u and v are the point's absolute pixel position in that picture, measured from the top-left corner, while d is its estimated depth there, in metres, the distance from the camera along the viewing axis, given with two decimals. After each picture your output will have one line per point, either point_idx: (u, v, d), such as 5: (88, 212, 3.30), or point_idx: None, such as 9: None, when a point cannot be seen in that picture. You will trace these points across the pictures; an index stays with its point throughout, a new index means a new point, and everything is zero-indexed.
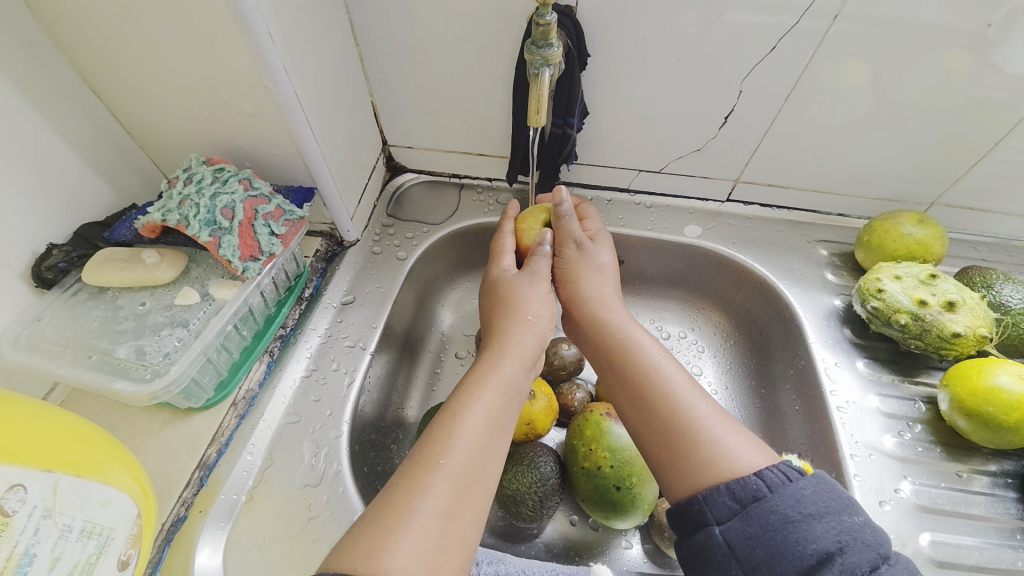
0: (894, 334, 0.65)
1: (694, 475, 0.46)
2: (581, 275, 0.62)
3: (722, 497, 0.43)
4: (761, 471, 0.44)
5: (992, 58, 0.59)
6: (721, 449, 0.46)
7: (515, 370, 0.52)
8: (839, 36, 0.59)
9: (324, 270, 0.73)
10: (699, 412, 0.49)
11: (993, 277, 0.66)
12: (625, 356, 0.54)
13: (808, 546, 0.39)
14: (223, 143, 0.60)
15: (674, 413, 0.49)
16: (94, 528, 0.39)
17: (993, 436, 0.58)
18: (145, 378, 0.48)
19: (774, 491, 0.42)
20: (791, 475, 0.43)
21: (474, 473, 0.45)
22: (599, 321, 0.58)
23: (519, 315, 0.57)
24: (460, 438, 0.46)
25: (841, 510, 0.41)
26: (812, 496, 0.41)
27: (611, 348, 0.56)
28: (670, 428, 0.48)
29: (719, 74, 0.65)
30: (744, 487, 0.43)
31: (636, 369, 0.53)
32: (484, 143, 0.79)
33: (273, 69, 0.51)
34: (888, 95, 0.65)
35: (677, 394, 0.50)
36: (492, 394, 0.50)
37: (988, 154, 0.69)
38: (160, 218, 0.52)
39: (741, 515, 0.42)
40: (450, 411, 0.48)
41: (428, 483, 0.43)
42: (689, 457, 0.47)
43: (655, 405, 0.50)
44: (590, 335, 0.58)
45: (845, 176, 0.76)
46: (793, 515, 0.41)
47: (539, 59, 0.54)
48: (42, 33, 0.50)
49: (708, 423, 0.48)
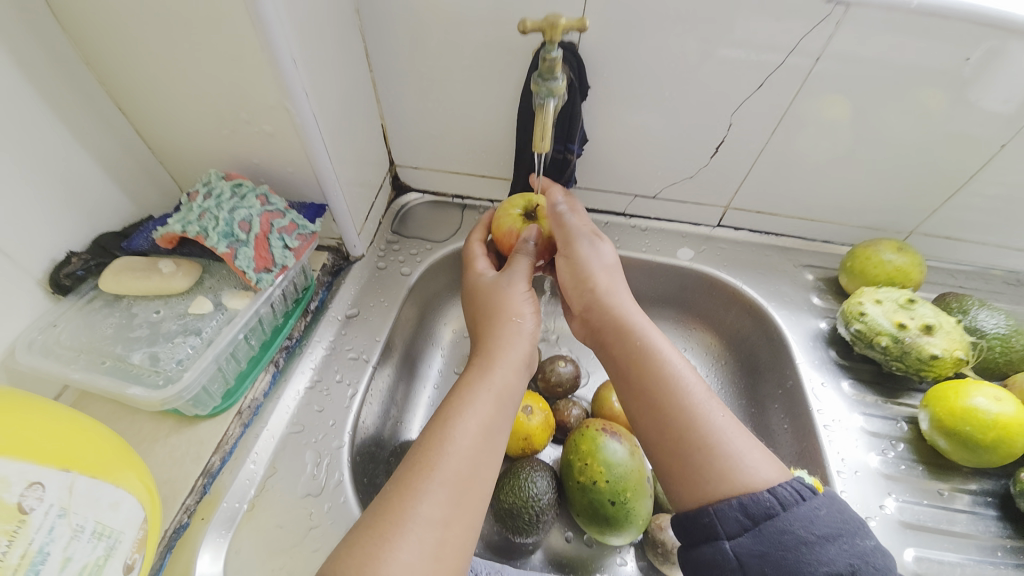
0: (876, 356, 0.68)
1: (704, 487, 0.48)
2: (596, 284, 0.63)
3: (733, 512, 0.45)
4: (777, 489, 0.45)
5: (970, 96, 0.64)
6: (733, 462, 0.48)
7: (507, 375, 0.55)
8: (822, 74, 0.64)
9: (330, 284, 0.75)
10: (717, 424, 0.51)
11: (968, 302, 0.70)
12: (642, 362, 0.56)
13: (821, 567, 0.41)
14: (240, 159, 0.63)
15: (691, 424, 0.51)
16: (104, 530, 0.40)
17: (972, 455, 0.60)
18: (158, 384, 0.49)
19: (788, 510, 0.44)
20: (804, 494, 0.45)
21: (469, 477, 0.46)
22: (618, 324, 0.60)
23: (507, 326, 0.59)
24: (453, 444, 0.47)
25: (853, 534, 0.43)
26: (826, 518, 0.43)
27: (627, 355, 0.58)
28: (686, 440, 0.51)
29: (711, 108, 0.70)
30: (757, 504, 0.45)
31: (653, 377, 0.55)
32: (487, 165, 0.83)
33: (294, 93, 0.55)
34: (871, 131, 0.70)
35: (695, 406, 0.52)
36: (485, 399, 0.52)
37: (961, 187, 0.74)
38: (179, 229, 0.54)
39: (753, 532, 0.44)
40: (445, 418, 0.50)
41: (421, 491, 0.44)
42: (704, 470, 0.49)
43: (671, 412, 0.52)
44: (609, 338, 0.60)
45: (829, 205, 0.81)
46: (806, 536, 0.43)
47: (545, 91, 0.57)
48: (75, 52, 0.53)
49: (726, 436, 0.50)
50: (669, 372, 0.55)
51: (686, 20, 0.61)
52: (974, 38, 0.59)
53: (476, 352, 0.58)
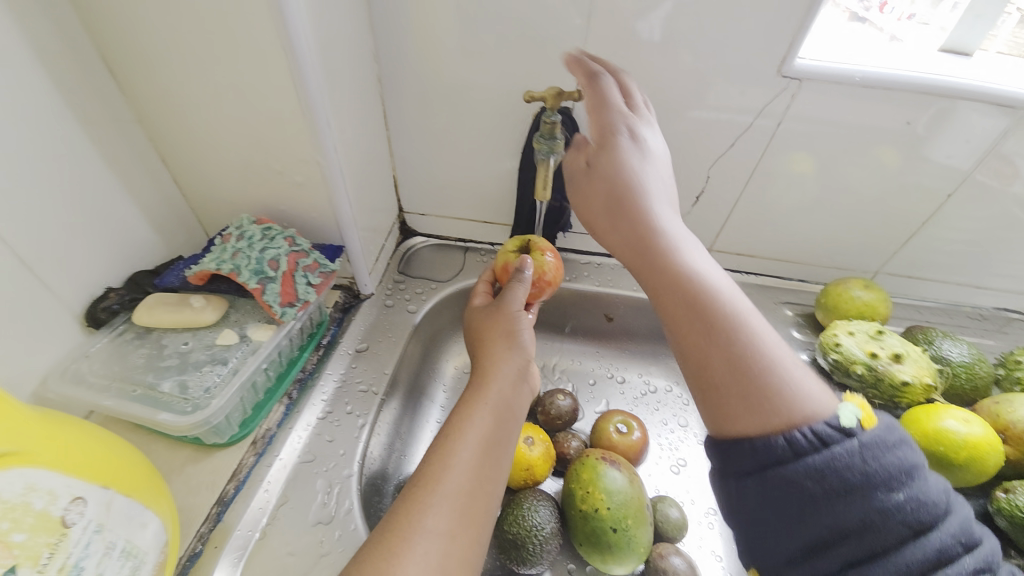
0: (854, 384, 0.74)
1: (745, 418, 0.44)
2: (641, 216, 0.55)
3: (743, 449, 0.43)
4: (807, 428, 0.42)
5: (923, 152, 0.74)
6: (780, 391, 0.43)
7: (503, 390, 0.58)
8: (785, 134, 0.74)
9: (341, 319, 0.79)
10: (765, 350, 0.46)
11: (933, 334, 0.76)
12: (683, 285, 0.50)
13: (827, 519, 0.39)
14: (267, 206, 0.69)
15: (734, 340, 0.46)
16: (133, 550, 0.42)
17: (949, 476, 0.64)
18: (186, 410, 0.52)
19: (800, 459, 0.41)
20: (826, 442, 0.41)
21: (473, 490, 0.49)
22: (661, 250, 0.53)
23: (501, 343, 0.63)
24: (456, 458, 0.50)
25: (878, 487, 0.39)
26: (853, 467, 0.40)
27: (663, 264, 0.52)
28: (729, 360, 0.46)
29: (690, 162, 0.79)
30: (771, 446, 0.42)
31: (694, 292, 0.49)
32: (489, 212, 0.91)
33: (325, 150, 0.61)
34: (833, 182, 0.79)
35: (739, 325, 0.47)
36: (485, 414, 0.55)
37: (917, 232, 0.83)
38: (213, 267, 0.59)
39: (759, 476, 0.42)
40: (446, 436, 0.53)
41: (428, 505, 0.47)
42: (744, 396, 0.44)
43: (707, 297, 0.49)
44: (652, 263, 0.53)
45: (802, 247, 0.89)
46: (817, 489, 0.40)
47: (546, 148, 0.65)
48: (130, 111, 0.61)
49: (779, 366, 0.45)
50: (714, 288, 0.50)
51: (664, 88, 0.71)
52: (921, 105, 0.69)
53: (474, 372, 0.61)
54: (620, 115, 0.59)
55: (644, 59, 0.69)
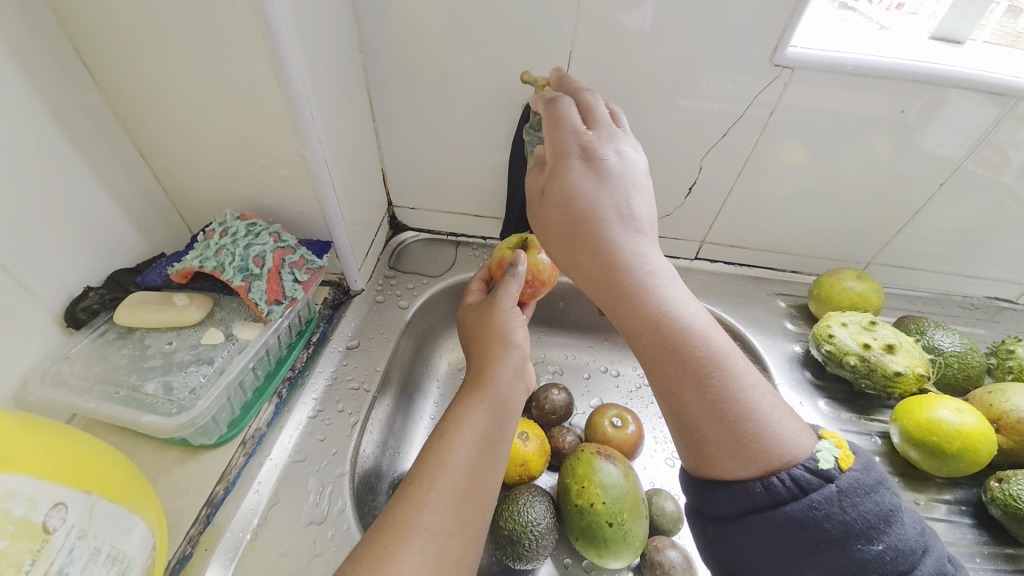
0: (847, 374, 0.74)
1: (727, 463, 0.45)
2: (607, 251, 0.51)
3: (726, 494, 0.45)
4: (786, 473, 0.44)
5: (913, 141, 0.73)
6: (759, 437, 0.45)
7: (500, 388, 0.57)
8: (776, 125, 0.73)
9: (331, 316, 0.78)
10: (743, 394, 0.47)
11: (925, 324, 0.77)
12: (659, 327, 0.49)
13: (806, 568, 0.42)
14: (251, 200, 0.68)
15: (714, 387, 0.47)
16: (118, 555, 0.41)
17: (941, 465, 0.64)
18: (171, 412, 0.51)
19: (781, 508, 0.43)
20: (807, 492, 0.43)
21: (468, 487, 0.49)
22: (628, 289, 0.50)
23: (496, 342, 0.62)
24: (451, 456, 0.50)
25: (857, 537, 0.41)
26: (835, 518, 0.42)
27: (636, 308, 0.50)
28: (709, 408, 0.46)
29: (683, 153, 0.78)
30: (752, 495, 0.44)
31: (670, 337, 0.48)
32: (480, 205, 0.89)
33: (310, 141, 0.60)
34: (826, 172, 0.78)
35: (719, 370, 0.47)
36: (480, 412, 0.54)
37: (908, 221, 0.83)
38: (196, 264, 0.57)
39: (740, 522, 0.45)
40: (442, 434, 0.52)
41: (423, 503, 0.46)
42: (725, 442, 0.45)
43: (687, 336, 0.48)
44: (620, 302, 0.51)
45: (794, 238, 0.88)
46: (798, 539, 0.42)
47: (536, 139, 0.64)
48: (106, 104, 0.58)
49: (757, 409, 0.46)
50: (690, 330, 0.49)
51: (656, 78, 0.70)
52: (911, 94, 0.68)
53: (468, 375, 0.61)
54: (574, 135, 0.53)
55: (636, 51, 0.68)
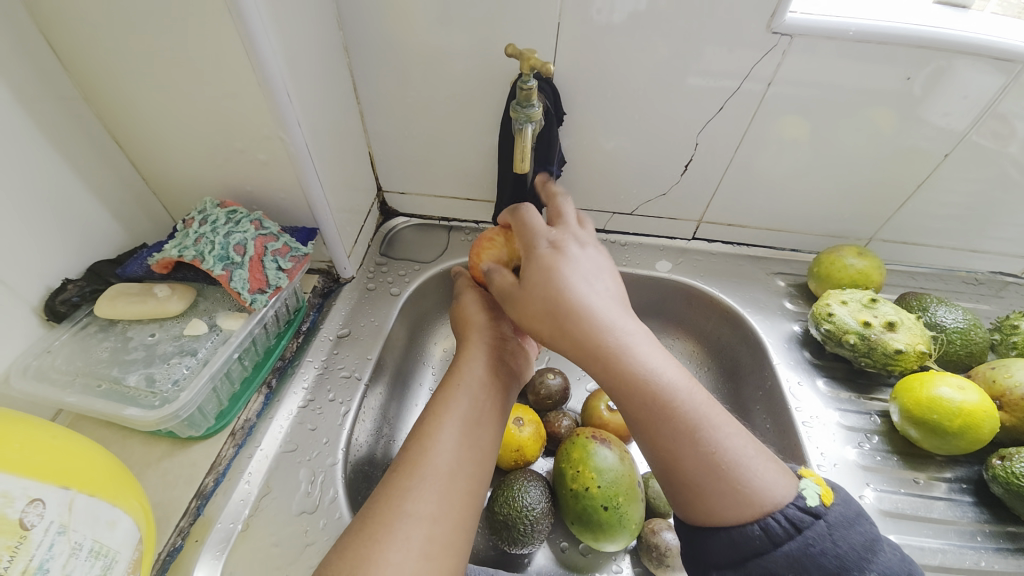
0: (847, 353, 0.72)
1: (720, 512, 0.47)
2: (582, 323, 0.52)
3: (722, 543, 0.46)
4: (779, 514, 0.46)
5: (917, 112, 0.70)
6: (750, 487, 0.47)
7: (480, 376, 0.56)
8: (775, 98, 0.70)
9: (320, 305, 0.77)
10: (729, 444, 0.48)
11: (927, 300, 0.75)
12: (637, 395, 0.50)
13: None
14: (234, 187, 0.66)
15: (696, 451, 0.47)
16: (101, 549, 0.41)
17: (942, 443, 0.63)
18: (154, 404, 0.50)
19: (777, 548, 0.45)
20: (797, 527, 0.45)
21: (453, 472, 0.48)
22: (605, 356, 0.51)
23: (473, 342, 0.61)
24: (435, 443, 0.49)
25: (850, 567, 0.44)
26: (827, 551, 0.44)
27: (615, 373, 0.51)
28: (698, 461, 0.47)
29: (678, 130, 0.75)
30: (747, 542, 0.45)
31: (651, 400, 0.49)
32: (471, 188, 0.87)
33: (288, 124, 0.58)
34: (825, 147, 0.76)
35: (699, 431, 0.48)
36: (464, 400, 0.53)
37: (912, 195, 0.80)
38: (176, 254, 0.56)
39: (741, 568, 0.46)
40: (426, 420, 0.52)
41: (408, 489, 0.46)
42: (718, 494, 0.47)
43: (666, 405, 0.49)
44: (598, 369, 0.52)
45: (794, 216, 0.86)
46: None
47: (523, 117, 0.62)
48: (76, 89, 0.56)
49: (745, 460, 0.48)
50: (668, 391, 0.49)
51: (650, 50, 0.67)
52: (916, 61, 0.65)
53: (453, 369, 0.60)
54: (540, 232, 0.59)
55: (628, 26, 0.65)
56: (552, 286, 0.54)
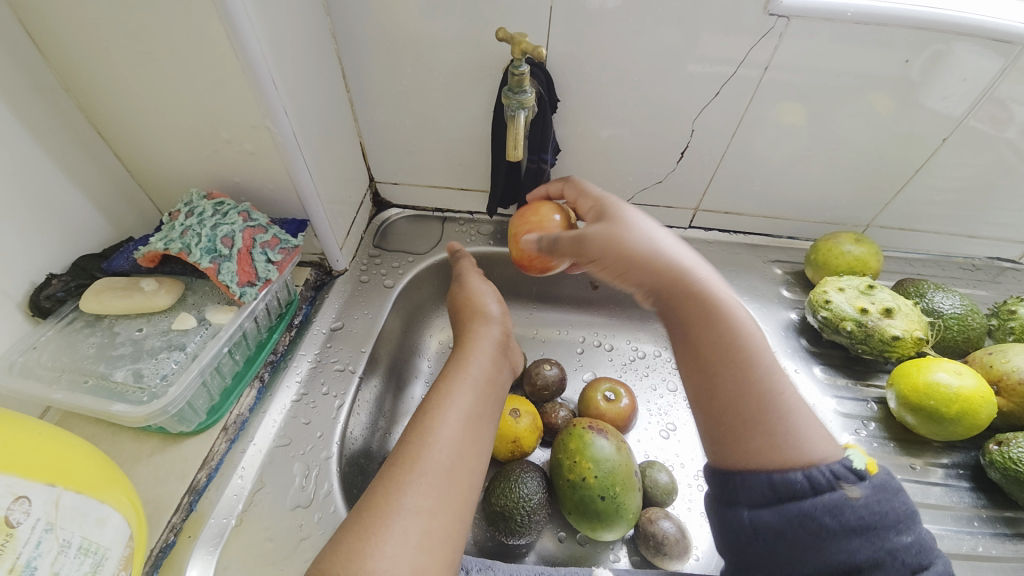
0: (844, 340, 0.72)
1: (768, 457, 0.45)
2: (658, 263, 0.53)
3: (761, 486, 0.45)
4: (826, 468, 0.44)
5: (915, 96, 0.69)
6: (800, 436, 0.46)
7: (482, 367, 0.58)
8: (772, 82, 0.69)
9: (313, 298, 0.76)
10: (785, 391, 0.48)
11: (924, 287, 0.74)
12: (711, 335, 0.50)
13: (839, 556, 0.41)
14: (221, 178, 0.64)
15: (756, 391, 0.48)
16: (90, 546, 0.40)
17: (939, 428, 0.63)
18: (142, 400, 0.49)
19: (816, 494, 0.43)
20: (838, 479, 0.43)
21: (452, 468, 0.47)
22: (682, 298, 0.52)
23: (478, 323, 0.64)
24: (435, 435, 0.49)
25: (889, 527, 0.41)
26: (867, 507, 0.42)
27: (691, 314, 0.52)
28: (756, 400, 0.47)
29: (673, 116, 0.74)
30: (785, 483, 0.44)
31: (722, 339, 0.50)
32: (465, 178, 0.86)
33: (274, 112, 0.56)
34: (823, 132, 0.75)
35: (760, 373, 0.48)
36: (465, 392, 0.53)
37: (910, 180, 0.80)
38: (162, 247, 0.55)
39: (773, 507, 0.44)
40: (425, 413, 0.51)
41: (406, 483, 0.45)
42: (769, 436, 0.46)
43: (738, 346, 0.49)
44: (671, 313, 0.53)
45: (791, 203, 0.85)
46: (830, 524, 0.42)
47: (515, 103, 0.61)
48: (54, 78, 0.54)
49: (800, 412, 0.47)
50: (740, 336, 0.50)
51: (644, 34, 0.65)
52: (915, 43, 0.64)
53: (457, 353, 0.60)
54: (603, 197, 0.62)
55: (621, 9, 0.63)
56: (628, 229, 0.56)
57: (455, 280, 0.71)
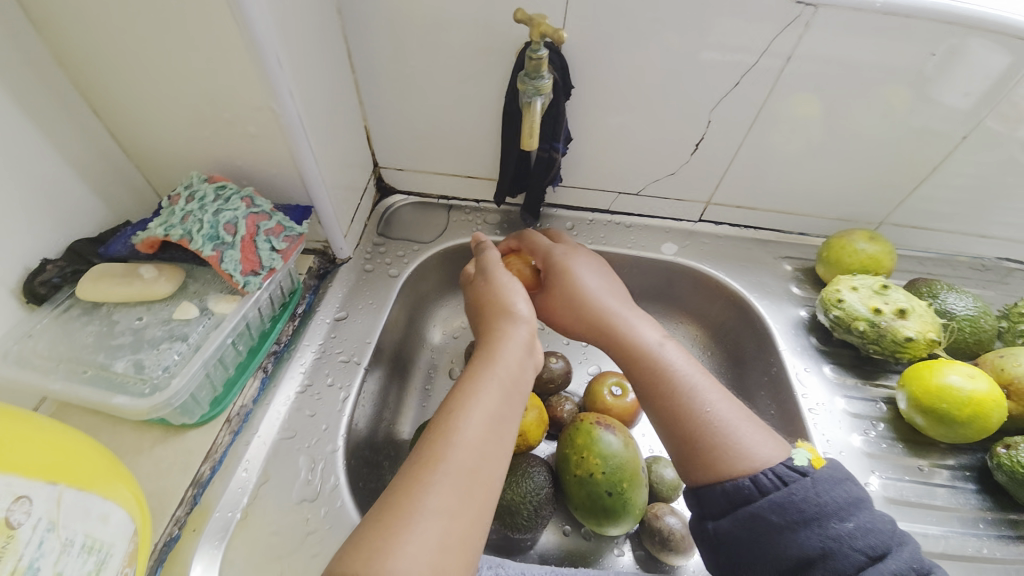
0: (855, 340, 0.71)
1: (719, 471, 0.52)
2: (606, 313, 0.64)
3: (717, 497, 0.51)
4: (770, 472, 0.50)
5: (940, 92, 0.67)
6: (741, 446, 0.52)
7: (512, 361, 0.55)
8: (794, 74, 0.67)
9: (316, 287, 0.74)
10: (717, 408, 0.55)
11: (938, 287, 0.74)
12: (656, 376, 0.58)
13: (790, 550, 0.47)
14: (223, 162, 0.62)
15: (694, 420, 0.54)
16: (94, 544, 0.39)
17: (948, 431, 0.63)
18: (144, 392, 0.48)
19: (764, 495, 0.49)
20: (783, 479, 0.50)
21: (475, 467, 0.46)
22: (629, 341, 0.62)
23: (506, 317, 0.59)
24: (459, 434, 0.47)
25: (830, 516, 0.47)
26: (808, 499, 0.48)
27: (637, 359, 0.60)
28: (697, 424, 0.54)
29: (691, 106, 0.72)
30: (738, 492, 0.50)
31: (662, 377, 0.58)
32: (473, 166, 0.83)
33: (279, 94, 0.54)
34: (842, 127, 0.73)
35: (695, 398, 0.56)
36: (491, 389, 0.51)
37: (927, 178, 0.78)
38: (162, 233, 0.53)
39: (730, 516, 0.50)
40: (451, 410, 0.49)
41: (428, 483, 0.44)
42: (711, 454, 0.53)
43: (674, 381, 0.57)
44: (625, 356, 0.61)
45: (805, 198, 0.84)
46: (777, 519, 0.48)
47: (532, 89, 0.58)
48: (45, 52, 0.51)
49: (736, 425, 0.54)
50: (675, 372, 0.58)
51: (665, 20, 0.63)
52: (944, 36, 0.62)
53: (480, 347, 0.57)
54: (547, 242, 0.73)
55: None
56: (580, 279, 0.67)
57: (482, 274, 0.65)
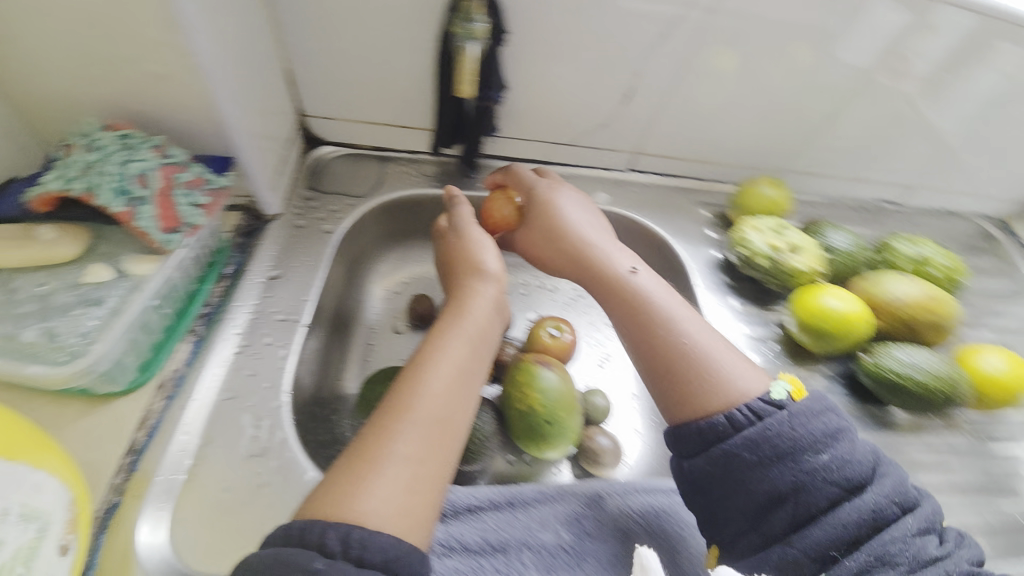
0: (756, 274, 0.81)
1: (702, 402, 0.53)
2: (588, 250, 0.68)
3: (692, 434, 0.52)
4: (746, 407, 0.51)
5: (834, 49, 0.75)
6: (725, 378, 0.54)
7: (477, 319, 0.59)
8: (713, 26, 0.71)
9: (245, 244, 0.70)
10: (698, 340, 0.57)
11: (823, 228, 0.85)
12: (637, 307, 0.61)
13: (764, 486, 0.47)
14: (123, 106, 0.56)
15: (675, 347, 0.57)
16: (32, 512, 0.38)
17: (824, 345, 0.75)
18: (61, 360, 0.45)
19: (738, 431, 0.50)
20: (756, 415, 0.50)
21: (443, 417, 0.49)
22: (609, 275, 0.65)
23: (473, 276, 0.65)
24: (427, 386, 0.50)
25: (805, 451, 0.48)
26: (782, 434, 0.49)
27: (624, 291, 0.63)
28: (677, 352, 0.56)
29: (621, 56, 0.74)
30: (711, 428, 0.51)
31: (644, 308, 0.61)
32: (406, 115, 0.81)
33: (188, 27, 0.49)
34: (754, 80, 0.79)
35: (677, 330, 0.58)
36: (457, 344, 0.55)
37: (822, 131, 0.88)
38: (59, 187, 0.48)
39: (706, 455, 0.50)
40: (419, 365, 0.52)
41: (397, 432, 0.47)
42: (695, 383, 0.54)
43: (656, 313, 0.60)
44: (606, 292, 0.65)
45: (722, 150, 0.91)
46: (751, 456, 0.48)
47: None
48: None
49: (717, 357, 0.55)
50: (656, 305, 0.61)
51: None
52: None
53: (450, 304, 0.62)
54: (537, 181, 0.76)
55: None
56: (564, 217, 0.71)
57: (451, 231, 0.70)
